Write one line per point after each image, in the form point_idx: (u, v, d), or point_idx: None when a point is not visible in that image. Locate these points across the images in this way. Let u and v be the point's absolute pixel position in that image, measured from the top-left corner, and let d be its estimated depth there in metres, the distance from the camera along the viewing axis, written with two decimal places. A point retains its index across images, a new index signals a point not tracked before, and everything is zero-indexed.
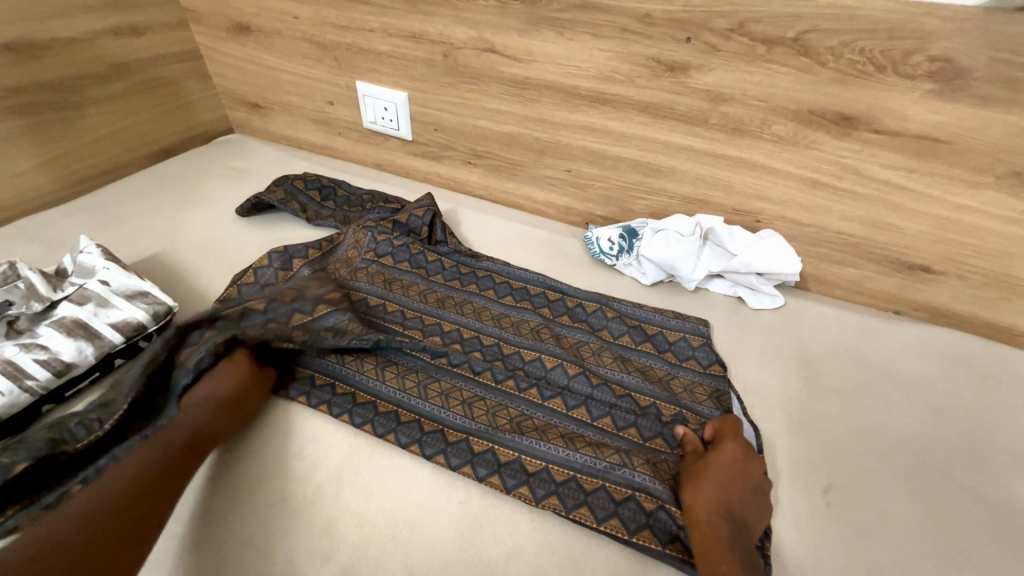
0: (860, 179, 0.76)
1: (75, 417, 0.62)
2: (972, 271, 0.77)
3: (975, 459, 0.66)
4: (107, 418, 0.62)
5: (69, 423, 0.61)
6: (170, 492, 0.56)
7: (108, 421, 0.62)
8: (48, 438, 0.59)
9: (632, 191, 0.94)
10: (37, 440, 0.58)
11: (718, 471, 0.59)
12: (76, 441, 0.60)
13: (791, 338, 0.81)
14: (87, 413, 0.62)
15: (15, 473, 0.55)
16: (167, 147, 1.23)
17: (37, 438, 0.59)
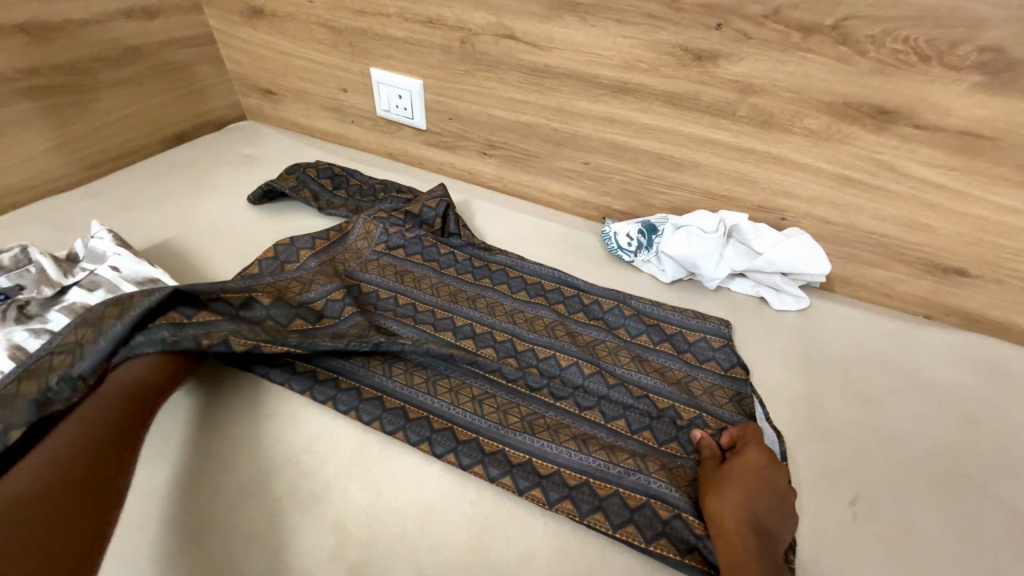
0: (896, 177, 0.73)
1: (54, 374, 0.60)
2: (1010, 275, 0.73)
3: (1011, 474, 0.63)
4: (86, 372, 0.60)
5: (48, 377, 0.59)
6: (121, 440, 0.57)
7: (92, 377, 0.61)
8: (32, 400, 0.57)
9: (652, 186, 0.91)
10: (23, 404, 0.57)
11: (744, 479, 0.56)
12: (63, 400, 0.59)
13: (815, 341, 0.78)
14: (64, 368, 0.60)
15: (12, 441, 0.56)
16: (179, 133, 1.22)
17: (19, 398, 0.57)
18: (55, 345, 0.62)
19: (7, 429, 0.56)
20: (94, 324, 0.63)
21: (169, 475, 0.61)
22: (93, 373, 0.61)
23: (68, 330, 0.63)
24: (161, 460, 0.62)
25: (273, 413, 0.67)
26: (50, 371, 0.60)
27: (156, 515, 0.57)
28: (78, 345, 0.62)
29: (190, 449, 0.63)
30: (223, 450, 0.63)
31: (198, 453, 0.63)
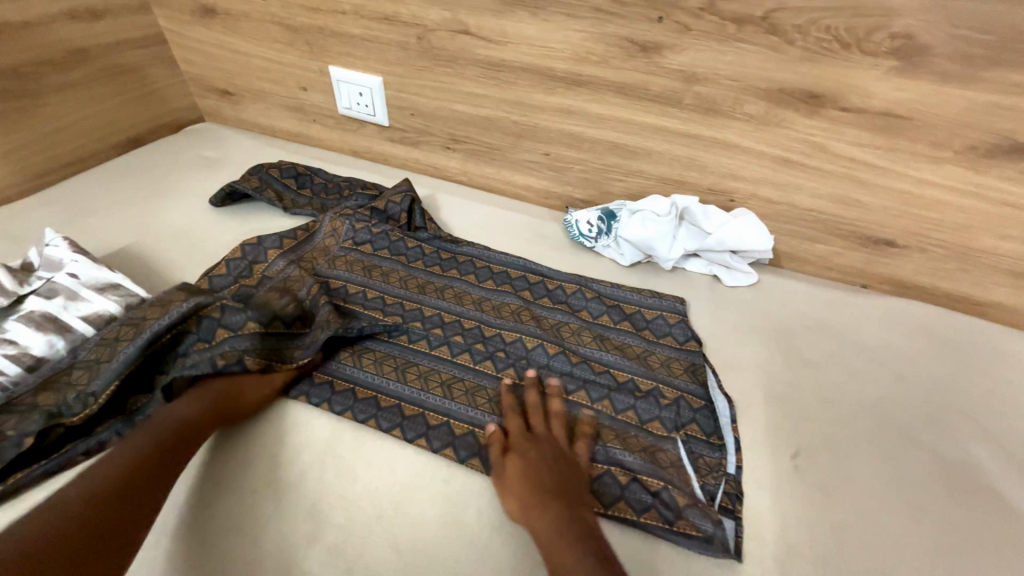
0: (828, 157, 0.78)
1: (71, 391, 0.64)
2: (932, 244, 0.80)
3: (935, 422, 0.69)
4: (98, 390, 0.63)
5: (66, 394, 0.64)
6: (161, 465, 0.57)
7: (101, 396, 0.63)
8: (44, 412, 0.61)
9: (609, 173, 0.95)
10: (36, 414, 0.61)
11: (529, 472, 0.58)
12: (73, 415, 0.62)
13: (763, 313, 0.84)
14: (81, 386, 0.64)
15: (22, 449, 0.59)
16: (134, 137, 1.20)
17: (38, 408, 0.62)
18: (80, 361, 0.67)
19: (21, 437, 0.59)
20: (110, 343, 0.67)
21: None
22: (103, 391, 0.63)
23: (91, 348, 0.68)
24: None
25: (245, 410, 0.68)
26: (68, 387, 0.64)
27: None
28: (95, 363, 0.66)
29: None
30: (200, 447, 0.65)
31: None
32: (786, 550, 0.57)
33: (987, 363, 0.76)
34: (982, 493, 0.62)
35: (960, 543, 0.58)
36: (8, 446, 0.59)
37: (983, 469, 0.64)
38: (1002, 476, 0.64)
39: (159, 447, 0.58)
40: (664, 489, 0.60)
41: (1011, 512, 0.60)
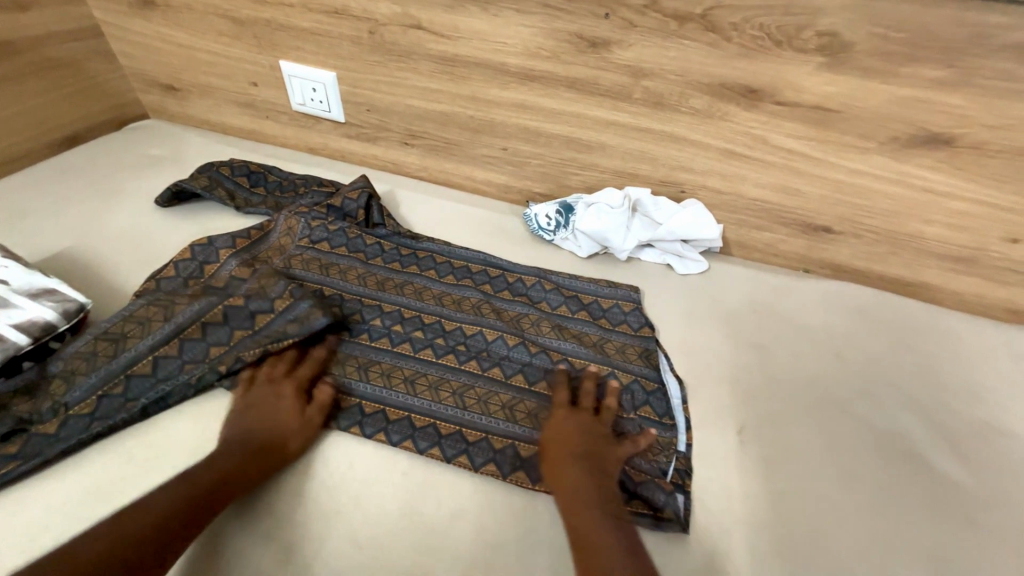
0: (768, 149, 0.83)
1: (47, 400, 0.63)
2: (865, 229, 0.85)
3: (868, 394, 0.74)
4: (72, 402, 0.63)
5: (42, 404, 0.63)
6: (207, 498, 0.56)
7: (74, 408, 0.63)
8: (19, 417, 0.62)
9: (566, 167, 0.97)
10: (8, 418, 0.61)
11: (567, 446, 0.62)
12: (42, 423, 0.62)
13: (713, 299, 0.88)
14: (56, 396, 0.63)
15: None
16: (71, 135, 1.13)
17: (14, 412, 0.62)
18: (58, 370, 0.66)
19: None
20: (89, 357, 0.66)
21: (89, 490, 0.60)
22: (77, 403, 0.63)
23: (69, 356, 0.67)
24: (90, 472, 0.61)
25: (196, 414, 0.67)
26: (45, 396, 0.64)
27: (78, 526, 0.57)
28: (73, 375, 0.65)
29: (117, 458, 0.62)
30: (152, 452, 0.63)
31: (121, 460, 0.62)
32: (731, 520, 0.61)
33: (915, 338, 0.82)
34: (908, 457, 0.67)
35: (886, 503, 0.63)
36: None
37: (909, 435, 0.70)
38: (925, 440, 0.69)
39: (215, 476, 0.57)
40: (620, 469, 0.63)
41: (932, 473, 0.66)
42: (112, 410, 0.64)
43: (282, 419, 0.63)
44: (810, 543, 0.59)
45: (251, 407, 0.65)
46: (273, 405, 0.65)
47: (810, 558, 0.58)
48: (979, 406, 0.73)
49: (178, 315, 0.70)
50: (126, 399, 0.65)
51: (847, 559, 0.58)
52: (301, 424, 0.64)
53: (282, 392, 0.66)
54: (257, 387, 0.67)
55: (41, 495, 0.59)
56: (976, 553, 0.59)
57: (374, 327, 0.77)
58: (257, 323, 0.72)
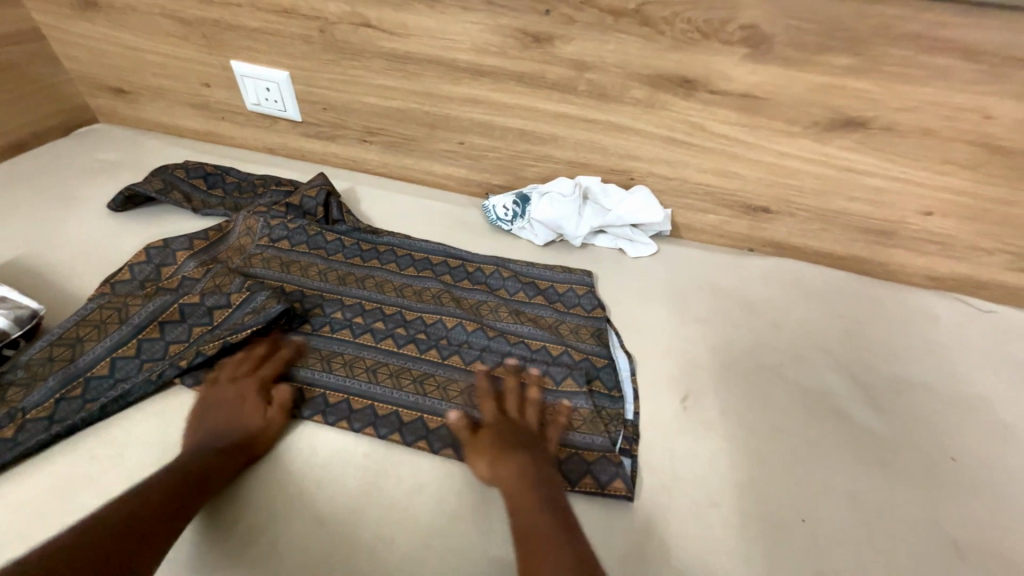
0: (706, 136, 0.88)
1: (2, 407, 0.63)
2: (798, 208, 0.92)
3: (801, 359, 0.81)
4: (30, 406, 0.63)
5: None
6: (185, 490, 0.56)
7: (31, 412, 0.63)
8: None
9: (522, 159, 1.00)
10: None
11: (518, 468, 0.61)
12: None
13: (664, 280, 0.93)
14: (13, 402, 0.64)
15: None
16: (16, 141, 1.11)
17: None
18: (13, 378, 0.66)
19: None
20: (46, 364, 0.67)
21: (49, 490, 0.60)
22: (35, 407, 0.64)
23: (25, 364, 0.67)
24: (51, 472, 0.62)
25: (155, 412, 0.68)
26: (1, 403, 0.64)
27: (39, 524, 0.58)
28: (31, 381, 0.66)
29: (78, 456, 0.63)
30: (114, 449, 0.64)
31: (80, 460, 0.63)
32: (672, 478, 0.66)
33: (847, 307, 0.89)
34: (833, 413, 0.74)
35: (811, 454, 0.69)
36: None
37: (836, 393, 0.76)
38: (849, 396, 0.76)
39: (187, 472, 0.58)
40: (574, 453, 0.66)
41: (853, 425, 0.72)
42: (70, 412, 0.64)
43: (242, 418, 0.64)
44: (743, 495, 0.64)
45: (212, 406, 0.66)
46: (233, 407, 0.65)
47: (743, 507, 0.63)
48: (897, 363, 0.81)
49: (135, 316, 0.72)
50: (85, 401, 0.65)
51: (776, 504, 0.64)
52: (261, 422, 0.65)
53: (244, 394, 0.67)
54: (218, 390, 0.67)
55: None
56: (887, 492, 0.66)
57: (336, 321, 0.79)
58: (214, 319, 0.73)
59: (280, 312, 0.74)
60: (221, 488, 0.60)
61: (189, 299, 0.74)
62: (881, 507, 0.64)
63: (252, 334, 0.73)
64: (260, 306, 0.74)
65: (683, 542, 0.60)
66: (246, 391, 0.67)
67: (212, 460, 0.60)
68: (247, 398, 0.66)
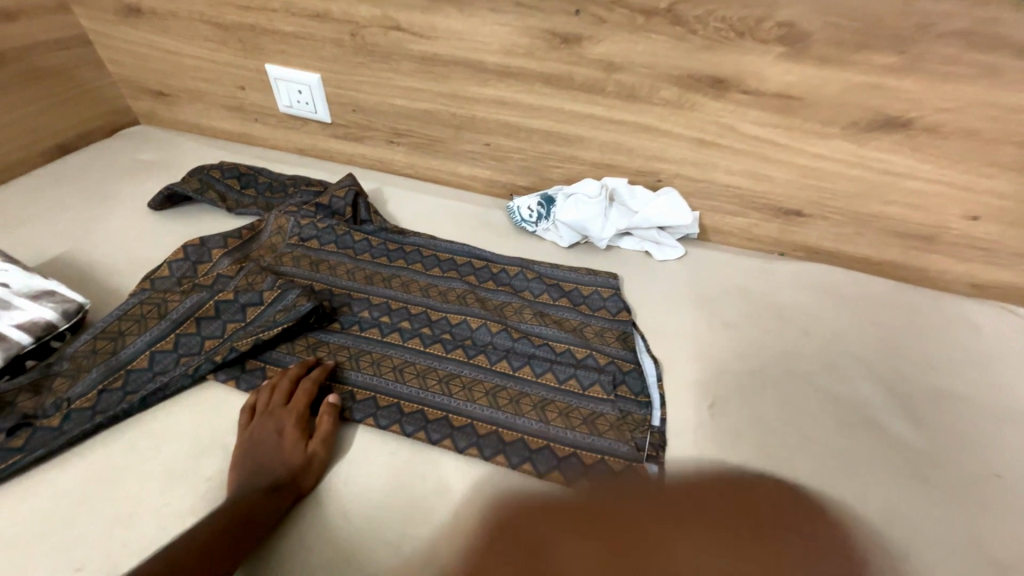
0: (737, 137, 0.86)
1: (51, 396, 0.67)
2: (833, 212, 0.89)
3: (835, 368, 0.78)
4: (76, 396, 0.66)
5: (46, 400, 0.66)
6: (234, 534, 0.54)
7: (76, 402, 0.66)
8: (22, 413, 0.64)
9: (547, 160, 1.00)
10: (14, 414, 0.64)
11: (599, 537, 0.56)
12: (47, 418, 0.65)
13: (690, 283, 0.91)
14: (60, 392, 0.67)
15: None
16: (63, 143, 1.16)
17: (20, 406, 0.65)
18: (61, 369, 0.69)
19: None
20: (91, 356, 0.70)
21: (91, 476, 0.63)
22: (80, 397, 0.67)
23: (72, 355, 0.70)
24: (92, 460, 0.64)
25: (190, 404, 0.70)
26: (50, 393, 0.67)
27: (81, 509, 0.60)
28: (77, 372, 0.69)
29: (119, 445, 0.66)
30: (152, 440, 0.66)
31: (120, 449, 0.65)
32: (699, 487, 0.65)
33: (884, 315, 0.85)
34: (868, 424, 0.71)
35: (844, 466, 0.67)
36: None
37: (872, 404, 0.73)
38: (885, 407, 0.73)
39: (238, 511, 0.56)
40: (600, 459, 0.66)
41: (890, 437, 0.70)
42: (113, 402, 0.67)
43: (284, 454, 0.62)
44: (773, 506, 0.63)
45: (248, 448, 0.63)
46: (275, 443, 0.63)
47: None
48: (938, 375, 0.77)
49: (173, 312, 0.74)
50: (126, 392, 0.68)
51: (806, 517, 0.62)
52: (303, 457, 0.63)
53: (283, 430, 0.64)
54: (259, 425, 0.65)
55: (43, 484, 0.62)
56: (926, 510, 0.63)
57: (364, 320, 0.80)
58: (247, 316, 0.76)
59: (310, 310, 0.75)
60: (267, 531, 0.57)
61: (224, 296, 0.76)
62: (919, 524, 0.62)
63: (283, 332, 0.74)
64: (291, 304, 0.76)
65: None
66: (285, 428, 0.65)
67: (258, 502, 0.57)
68: (288, 434, 0.64)
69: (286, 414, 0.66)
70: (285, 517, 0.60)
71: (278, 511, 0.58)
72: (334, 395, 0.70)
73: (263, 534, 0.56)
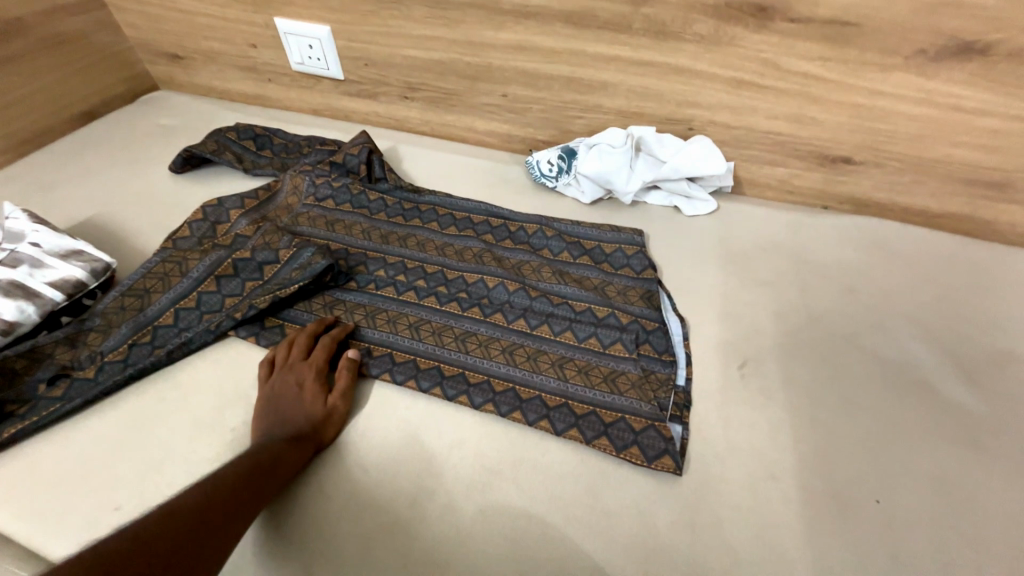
0: (780, 74, 0.77)
1: (85, 349, 0.69)
2: (888, 157, 0.80)
3: (882, 328, 0.72)
4: (108, 349, 0.69)
5: (81, 353, 0.69)
6: (256, 479, 0.55)
7: (109, 354, 0.68)
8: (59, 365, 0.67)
9: (569, 111, 0.93)
10: (52, 365, 0.67)
11: None
12: (83, 370, 0.68)
13: (722, 240, 0.85)
14: (94, 346, 0.69)
15: (41, 392, 0.66)
16: (88, 110, 1.18)
17: (58, 359, 0.68)
18: (93, 324, 0.71)
19: (36, 383, 0.66)
20: (119, 312, 0.72)
21: (124, 425, 0.65)
22: (112, 350, 0.69)
23: (102, 311, 0.72)
24: (125, 409, 0.67)
25: (212, 359, 0.72)
26: (84, 346, 0.69)
27: (117, 455, 0.62)
28: (108, 327, 0.71)
29: (149, 397, 0.68)
30: (181, 392, 0.68)
31: (151, 400, 0.68)
32: (726, 448, 0.61)
33: (941, 272, 0.77)
34: (918, 387, 0.66)
35: (887, 430, 0.62)
36: (30, 388, 0.66)
37: (923, 366, 0.67)
38: (937, 369, 0.67)
39: (258, 458, 0.56)
40: (620, 418, 0.63)
41: (941, 402, 0.64)
42: (142, 356, 0.69)
43: (306, 406, 0.62)
44: (806, 470, 0.59)
45: (271, 399, 0.64)
46: (297, 396, 0.64)
47: (807, 483, 0.58)
48: (1002, 336, 0.70)
49: (193, 270, 0.75)
50: (154, 346, 0.70)
51: (844, 482, 0.58)
52: (324, 410, 0.63)
53: (304, 384, 0.65)
54: (280, 377, 0.66)
55: (82, 430, 0.65)
56: (979, 477, 0.58)
57: (380, 279, 0.79)
58: (265, 274, 0.76)
59: (326, 268, 0.75)
60: (290, 479, 0.58)
61: (242, 254, 0.77)
62: (970, 492, 0.57)
63: (300, 289, 0.74)
64: (308, 262, 0.76)
65: (737, 514, 0.56)
66: (306, 381, 0.65)
67: (282, 450, 0.58)
68: (308, 388, 0.64)
69: (307, 368, 0.66)
70: (306, 467, 0.61)
71: (301, 459, 0.59)
72: (352, 350, 0.70)
73: (286, 482, 0.57)
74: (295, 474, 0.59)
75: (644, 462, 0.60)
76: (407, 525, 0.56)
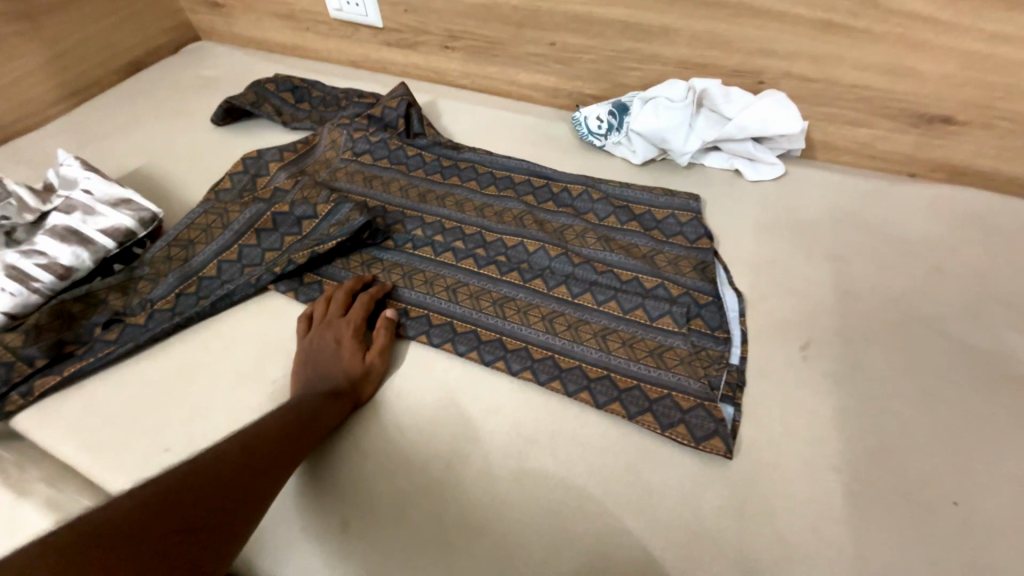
0: (879, 15, 0.66)
1: (136, 296, 0.71)
2: (1001, 117, 0.68)
3: (971, 313, 0.63)
4: (156, 298, 0.70)
5: (132, 300, 0.71)
6: (296, 431, 0.55)
7: (157, 302, 0.70)
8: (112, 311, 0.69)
9: (623, 61, 0.85)
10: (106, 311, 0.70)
11: None
12: (133, 316, 0.70)
13: (787, 209, 0.77)
14: (143, 294, 0.71)
15: (97, 336, 0.69)
16: (134, 60, 1.18)
17: (111, 304, 0.70)
18: (142, 273, 0.73)
19: (92, 326, 0.69)
20: (165, 262, 0.73)
21: (172, 370, 0.67)
22: (160, 298, 0.70)
23: (149, 260, 0.73)
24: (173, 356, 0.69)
25: (252, 313, 0.72)
26: (135, 294, 0.71)
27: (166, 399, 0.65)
28: (155, 276, 0.72)
29: (195, 346, 0.70)
30: (224, 343, 0.70)
31: (197, 349, 0.69)
32: (782, 433, 0.57)
33: None
34: (1010, 381, 0.58)
35: (971, 426, 0.55)
36: (87, 331, 0.69)
37: (1018, 358, 0.59)
38: None
39: (298, 411, 0.57)
40: (665, 394, 0.60)
41: None
42: (188, 305, 0.71)
43: (344, 363, 0.62)
44: (870, 463, 0.54)
45: (309, 353, 0.64)
46: (335, 352, 0.64)
47: (870, 477, 0.53)
48: None
49: (234, 223, 0.75)
50: (200, 297, 0.71)
51: (915, 478, 0.53)
52: (361, 368, 0.63)
53: (342, 340, 0.64)
54: (319, 333, 0.65)
55: (135, 374, 0.68)
56: None
57: (417, 238, 0.77)
58: (303, 229, 0.75)
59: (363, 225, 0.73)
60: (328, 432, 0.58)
61: (281, 208, 0.76)
62: None
63: (337, 246, 0.73)
64: (346, 218, 0.74)
65: (791, 503, 0.52)
66: (344, 339, 0.65)
67: (320, 404, 0.58)
68: (346, 344, 0.64)
69: (345, 325, 0.66)
70: (343, 422, 0.61)
71: (339, 415, 0.59)
72: (389, 310, 0.69)
73: (325, 434, 0.58)
74: (332, 428, 0.59)
75: (689, 442, 0.56)
76: (443, 486, 0.56)
